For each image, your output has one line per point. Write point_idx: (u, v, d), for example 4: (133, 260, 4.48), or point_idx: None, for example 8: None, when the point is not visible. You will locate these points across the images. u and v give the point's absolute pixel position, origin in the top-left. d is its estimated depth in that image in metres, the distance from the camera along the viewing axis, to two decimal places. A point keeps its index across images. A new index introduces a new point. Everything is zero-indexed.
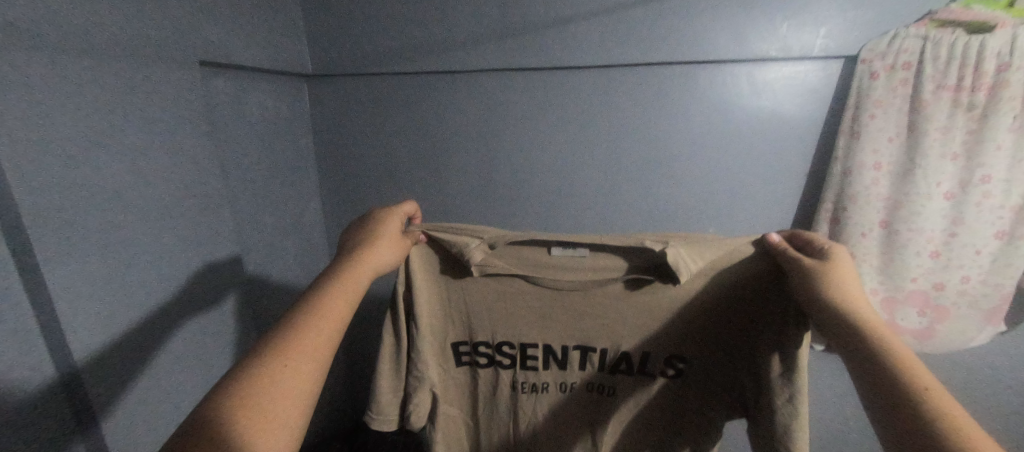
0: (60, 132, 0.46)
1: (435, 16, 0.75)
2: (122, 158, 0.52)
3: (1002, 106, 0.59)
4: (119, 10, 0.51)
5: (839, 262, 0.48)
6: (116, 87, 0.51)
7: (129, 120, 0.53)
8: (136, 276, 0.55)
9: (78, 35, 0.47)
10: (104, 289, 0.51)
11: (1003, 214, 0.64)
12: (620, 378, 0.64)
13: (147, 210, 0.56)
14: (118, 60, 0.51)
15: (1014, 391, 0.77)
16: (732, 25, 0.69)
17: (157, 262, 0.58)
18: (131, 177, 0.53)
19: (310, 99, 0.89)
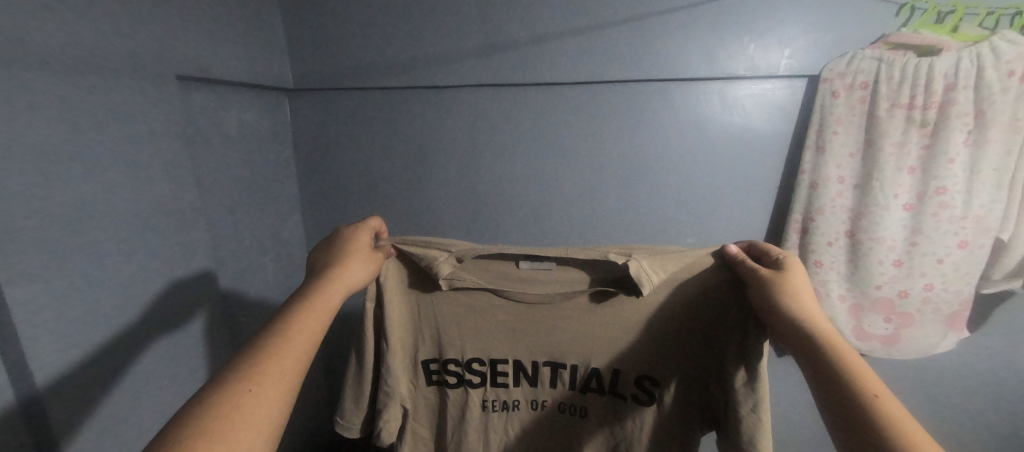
0: (117, 140, 0.57)
1: (420, 37, 0.83)
2: (120, 172, 0.57)
3: (952, 123, 0.59)
4: (134, 38, 0.59)
5: (792, 271, 0.46)
6: (112, 103, 0.56)
7: (117, 134, 0.57)
8: (123, 278, 0.59)
9: (96, 59, 0.54)
10: (146, 270, 0.62)
11: (965, 224, 0.62)
12: (590, 398, 0.59)
13: (130, 218, 0.59)
14: (117, 79, 0.57)
15: (975, 394, 0.79)
16: (699, 45, 0.72)
17: (140, 268, 0.61)
18: (135, 190, 0.60)
19: (290, 113, 0.96)
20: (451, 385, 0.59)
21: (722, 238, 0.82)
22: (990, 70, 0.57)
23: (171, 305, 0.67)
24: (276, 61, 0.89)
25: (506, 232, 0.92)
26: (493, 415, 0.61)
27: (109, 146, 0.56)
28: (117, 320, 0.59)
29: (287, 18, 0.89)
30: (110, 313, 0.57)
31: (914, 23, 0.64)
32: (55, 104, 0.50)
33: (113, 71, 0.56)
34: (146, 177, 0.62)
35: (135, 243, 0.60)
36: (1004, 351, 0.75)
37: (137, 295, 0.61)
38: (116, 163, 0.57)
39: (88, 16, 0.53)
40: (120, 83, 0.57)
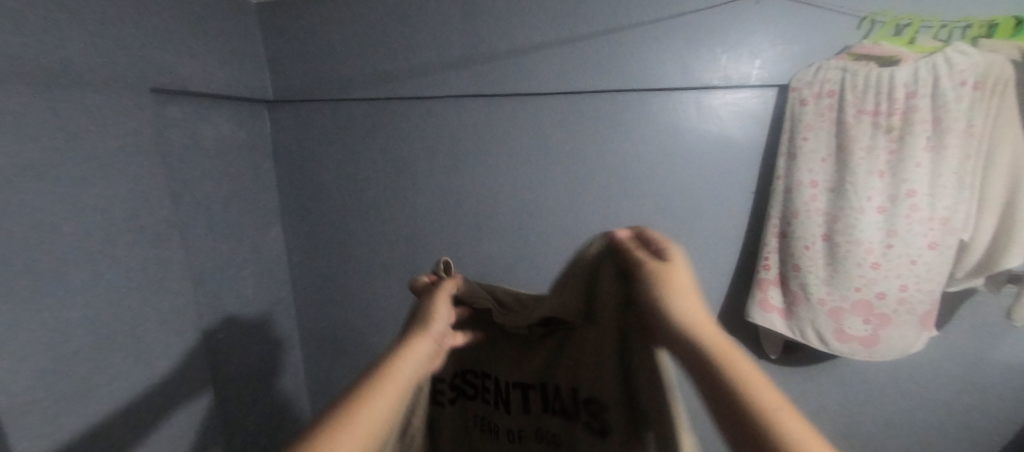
0: (69, 153, 0.56)
1: (400, 49, 0.84)
2: (75, 183, 0.57)
3: (915, 128, 0.61)
4: (97, 49, 0.59)
5: (675, 262, 0.35)
6: (74, 113, 0.56)
7: (77, 144, 0.56)
8: (78, 289, 0.58)
9: (56, 69, 0.54)
10: (99, 288, 0.61)
11: (932, 225, 0.63)
12: (557, 425, 0.49)
13: (88, 231, 0.59)
14: (80, 89, 0.57)
15: (952, 389, 0.81)
16: (673, 55, 0.74)
17: (97, 280, 0.60)
18: (92, 201, 0.59)
19: (271, 126, 0.96)
20: (446, 400, 0.52)
21: (702, 244, 0.84)
22: (947, 78, 0.59)
23: (129, 324, 0.65)
24: (255, 73, 0.89)
25: (491, 242, 0.92)
26: (478, 440, 0.53)
27: (55, 159, 0.54)
28: (66, 342, 0.57)
29: (267, 31, 0.89)
30: (56, 334, 0.55)
31: (875, 35, 0.67)
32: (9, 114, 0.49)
33: (67, 82, 0.55)
34: (101, 191, 0.60)
35: (85, 260, 0.59)
36: (972, 348, 0.77)
37: (85, 314, 0.59)
38: (66, 178, 0.55)
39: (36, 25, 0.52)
40: (75, 95, 0.56)
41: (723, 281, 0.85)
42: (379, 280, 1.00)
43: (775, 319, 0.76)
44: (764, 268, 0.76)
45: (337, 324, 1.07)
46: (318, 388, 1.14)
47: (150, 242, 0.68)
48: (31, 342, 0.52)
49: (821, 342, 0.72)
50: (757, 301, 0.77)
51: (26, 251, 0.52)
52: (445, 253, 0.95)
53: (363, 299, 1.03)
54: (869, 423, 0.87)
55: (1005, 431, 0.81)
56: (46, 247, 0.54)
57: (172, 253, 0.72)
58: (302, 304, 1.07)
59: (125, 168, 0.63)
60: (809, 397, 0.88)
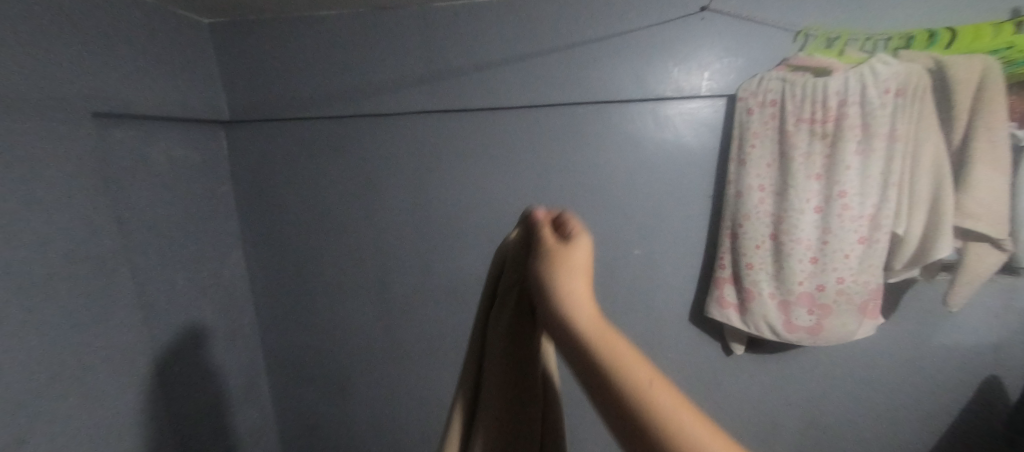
0: (17, 185, 0.53)
1: (362, 66, 0.83)
2: (20, 216, 0.53)
3: (846, 134, 0.66)
4: (43, 76, 0.56)
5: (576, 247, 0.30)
6: (20, 144, 0.53)
7: (23, 177, 0.53)
8: (23, 331, 0.54)
9: (5, 101, 0.51)
10: (47, 327, 0.57)
11: (861, 223, 0.68)
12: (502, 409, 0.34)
13: (32, 267, 0.55)
14: (27, 120, 0.54)
15: (901, 374, 0.86)
16: (629, 69, 0.77)
17: (40, 319, 0.56)
18: (37, 235, 0.55)
19: (228, 146, 0.93)
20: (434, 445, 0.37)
21: (666, 248, 0.86)
22: (873, 87, 0.64)
23: (77, 365, 0.61)
24: (210, 93, 0.86)
25: (461, 257, 0.92)
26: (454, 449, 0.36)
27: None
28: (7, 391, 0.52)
29: (222, 49, 0.87)
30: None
31: (809, 47, 0.72)
32: None
33: (17, 112, 0.53)
34: (46, 225, 0.56)
35: (27, 299, 0.55)
36: (916, 334, 0.82)
37: (26, 358, 0.54)
38: (6, 211, 0.52)
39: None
40: (24, 124, 0.53)
41: (687, 284, 0.88)
42: (349, 299, 0.98)
43: (731, 315, 0.79)
44: (719, 267, 0.79)
45: (306, 348, 1.03)
46: (288, 417, 1.10)
47: (96, 274, 0.64)
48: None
49: (773, 333, 0.76)
50: (715, 298, 0.80)
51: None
52: (416, 269, 0.94)
53: (332, 321, 1.00)
54: (831, 413, 0.91)
55: (950, 410, 0.87)
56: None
57: (121, 285, 0.68)
58: (267, 330, 1.03)
59: (67, 198, 0.59)
60: (775, 392, 0.92)
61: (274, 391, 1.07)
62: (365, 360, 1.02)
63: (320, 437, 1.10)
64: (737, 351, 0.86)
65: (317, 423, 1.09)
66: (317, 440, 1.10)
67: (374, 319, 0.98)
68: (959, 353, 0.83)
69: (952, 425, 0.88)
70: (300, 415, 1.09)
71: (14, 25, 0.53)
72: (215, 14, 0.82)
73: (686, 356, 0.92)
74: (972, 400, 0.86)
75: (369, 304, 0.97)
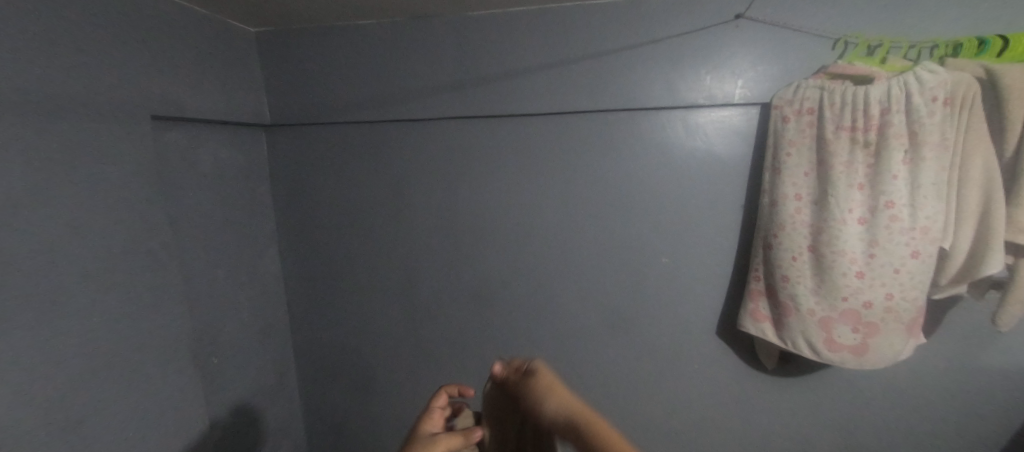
0: (76, 180, 0.57)
1: (395, 72, 0.86)
2: (77, 208, 0.57)
3: (891, 142, 0.63)
4: (106, 80, 0.61)
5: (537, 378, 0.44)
6: (79, 141, 0.57)
7: (79, 171, 0.58)
8: (76, 315, 0.58)
9: (69, 100, 0.56)
10: (96, 315, 0.60)
11: (913, 236, 0.64)
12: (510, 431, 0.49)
13: (87, 257, 0.59)
14: (87, 119, 0.58)
15: (944, 395, 0.82)
16: (661, 76, 0.77)
17: (92, 306, 0.60)
18: (92, 227, 0.59)
19: (266, 149, 0.97)
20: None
21: (694, 258, 0.85)
22: (920, 94, 0.61)
23: (124, 352, 0.64)
24: (253, 98, 0.91)
25: (487, 259, 0.93)
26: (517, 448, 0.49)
27: (61, 184, 0.56)
28: (54, 373, 0.55)
29: (265, 57, 0.91)
30: (39, 365, 0.54)
31: (849, 55, 0.71)
32: (28, 142, 0.52)
33: (73, 111, 0.57)
34: (94, 216, 0.60)
35: (83, 287, 0.58)
36: (959, 354, 0.79)
37: (75, 343, 0.57)
38: (65, 203, 0.56)
39: (39, 54, 0.53)
40: (78, 121, 0.57)
41: (716, 294, 0.86)
42: (375, 298, 1.00)
43: (766, 328, 0.78)
44: (754, 279, 0.79)
45: (333, 346, 1.06)
46: (315, 412, 1.12)
47: (142, 267, 0.67)
48: (10, 376, 0.50)
49: (812, 351, 0.73)
50: (749, 311, 0.79)
51: (8, 282, 0.50)
52: (442, 270, 0.95)
53: (359, 319, 1.02)
54: (868, 433, 0.87)
55: (997, 437, 0.82)
56: (34, 275, 0.53)
57: (166, 278, 0.71)
58: (297, 327, 1.07)
59: (117, 193, 0.63)
60: (806, 409, 0.89)
61: (303, 386, 1.11)
62: (389, 360, 1.04)
63: (344, 434, 1.12)
64: (767, 365, 0.84)
65: (342, 420, 1.11)
66: (341, 435, 1.13)
67: (400, 321, 1.00)
68: (1009, 376, 0.78)
69: None
70: (325, 411, 1.12)
71: (83, 33, 0.58)
72: (259, 23, 0.87)
73: (714, 367, 0.90)
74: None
75: (396, 304, 0.99)
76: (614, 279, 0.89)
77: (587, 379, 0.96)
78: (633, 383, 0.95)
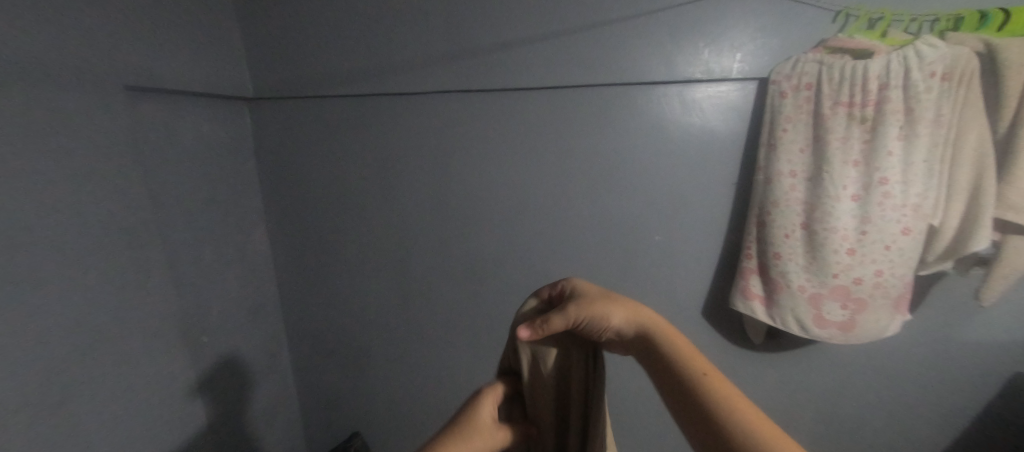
0: (52, 153, 0.55)
1: (383, 43, 0.82)
2: (54, 182, 0.55)
3: (888, 118, 0.62)
4: (78, 47, 0.58)
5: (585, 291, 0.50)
6: (53, 111, 0.55)
7: (55, 142, 0.55)
8: (58, 293, 0.56)
9: (39, 66, 0.53)
10: (75, 293, 0.58)
11: (905, 212, 0.64)
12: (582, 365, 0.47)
13: (65, 234, 0.57)
14: (61, 88, 0.56)
15: (922, 368, 0.84)
16: (658, 49, 0.75)
17: (73, 285, 0.58)
18: (71, 203, 0.57)
19: (251, 124, 0.94)
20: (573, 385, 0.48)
21: (686, 236, 0.85)
22: (918, 70, 0.61)
23: (109, 330, 0.63)
24: (234, 70, 0.87)
25: (479, 238, 0.92)
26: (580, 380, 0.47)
27: (37, 156, 0.53)
28: (39, 351, 0.55)
29: (245, 25, 0.87)
30: (22, 342, 0.53)
31: (849, 29, 0.69)
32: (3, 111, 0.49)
33: (42, 77, 0.54)
34: (70, 190, 0.57)
35: (63, 264, 0.57)
36: (940, 329, 0.81)
37: (55, 322, 0.56)
38: (41, 177, 0.54)
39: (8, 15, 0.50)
40: (49, 89, 0.54)
41: (708, 273, 0.87)
42: (367, 277, 0.99)
43: (756, 307, 0.78)
44: (746, 257, 0.78)
45: (325, 325, 1.05)
46: (309, 390, 1.13)
47: (123, 244, 0.65)
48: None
49: (801, 328, 0.74)
50: (739, 289, 0.79)
51: None
52: (434, 249, 0.94)
53: (351, 298, 1.02)
54: (848, 405, 0.90)
55: (969, 408, 0.86)
56: (7, 252, 0.51)
57: (149, 256, 0.70)
58: (289, 306, 1.06)
59: (92, 166, 0.60)
60: (790, 383, 0.91)
61: (296, 365, 1.11)
62: (383, 339, 1.04)
63: (338, 411, 1.13)
64: (756, 342, 0.86)
65: (336, 398, 1.12)
66: (334, 412, 1.14)
67: (392, 300, 1.00)
68: (986, 350, 0.80)
69: (970, 424, 0.87)
70: (318, 389, 1.13)
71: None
72: None
73: (702, 344, 0.92)
74: (995, 399, 0.84)
75: (388, 282, 0.99)
76: (606, 257, 0.89)
77: None
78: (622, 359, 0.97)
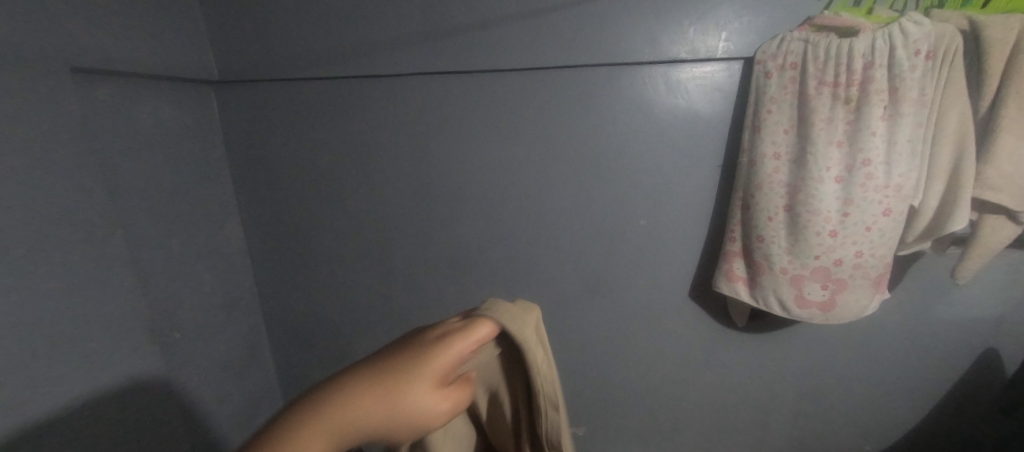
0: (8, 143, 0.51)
1: (355, 23, 0.78)
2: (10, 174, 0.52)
3: (872, 98, 0.61)
4: (26, 28, 0.54)
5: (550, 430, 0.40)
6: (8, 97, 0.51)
7: (9, 131, 0.52)
8: (20, 292, 0.54)
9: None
10: (33, 294, 0.55)
11: (886, 193, 0.64)
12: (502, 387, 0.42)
13: (24, 229, 0.54)
14: (15, 71, 0.52)
15: (898, 346, 0.86)
16: (642, 27, 0.72)
17: (34, 282, 0.55)
18: (28, 196, 0.54)
19: (219, 109, 0.89)
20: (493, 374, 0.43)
21: (670, 220, 0.85)
22: (903, 49, 0.59)
23: (77, 328, 0.61)
24: (196, 51, 0.82)
25: (461, 225, 0.90)
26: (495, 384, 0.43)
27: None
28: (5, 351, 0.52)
29: (207, 4, 0.82)
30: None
31: (835, 6, 0.67)
32: None
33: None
34: (24, 184, 0.53)
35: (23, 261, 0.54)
36: (917, 307, 0.82)
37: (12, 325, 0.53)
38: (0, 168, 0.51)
39: None
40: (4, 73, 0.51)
41: (692, 257, 0.87)
42: (348, 267, 0.97)
43: (740, 288, 0.79)
44: (730, 240, 0.79)
45: (307, 317, 1.03)
46: (292, 383, 1.12)
47: (82, 238, 0.61)
48: None
49: (782, 308, 0.75)
50: (723, 272, 0.80)
51: None
52: (415, 237, 0.92)
53: (332, 289, 1.00)
54: (826, 383, 0.92)
55: (942, 383, 0.88)
56: None
57: (114, 251, 0.67)
58: (268, 298, 1.03)
59: (46, 156, 0.56)
60: (771, 364, 0.93)
61: (277, 358, 1.09)
62: (366, 329, 1.02)
63: None
64: (739, 324, 0.86)
65: None
66: None
67: (374, 290, 0.98)
68: (958, 327, 0.82)
69: (941, 398, 0.90)
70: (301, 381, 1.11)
71: None
72: None
73: (685, 327, 0.92)
74: (966, 373, 0.86)
75: (369, 272, 0.97)
76: (589, 243, 0.88)
77: (563, 340, 0.98)
78: (606, 344, 0.97)
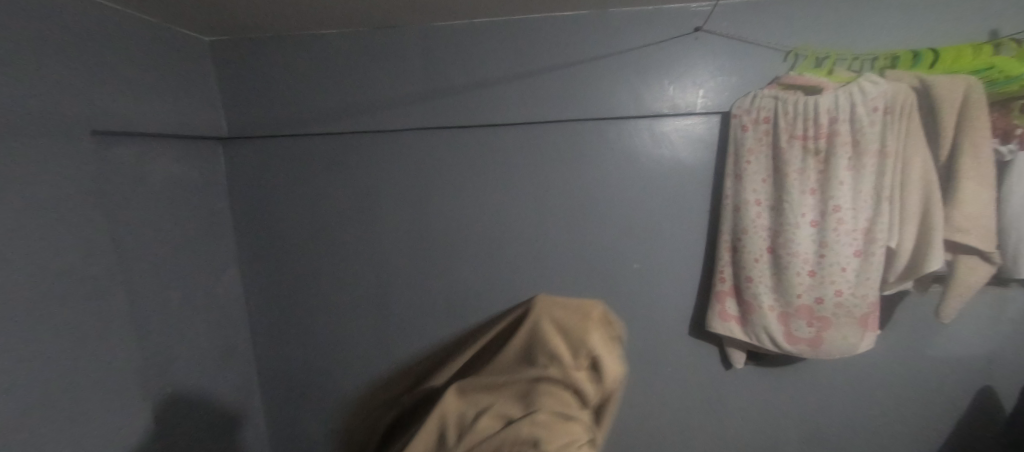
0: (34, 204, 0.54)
1: (359, 84, 0.84)
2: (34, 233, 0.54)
3: (838, 149, 0.67)
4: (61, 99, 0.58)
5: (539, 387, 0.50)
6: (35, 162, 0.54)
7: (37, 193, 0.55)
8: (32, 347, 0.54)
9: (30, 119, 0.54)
10: (41, 348, 0.55)
11: (856, 236, 0.68)
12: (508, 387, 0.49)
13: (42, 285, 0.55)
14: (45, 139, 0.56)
15: (897, 384, 0.86)
16: (625, 86, 0.78)
17: (46, 337, 0.56)
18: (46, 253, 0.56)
19: (225, 162, 0.93)
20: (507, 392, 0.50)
21: (664, 263, 0.87)
22: (862, 106, 0.65)
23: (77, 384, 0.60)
24: (208, 111, 0.87)
25: (459, 269, 0.92)
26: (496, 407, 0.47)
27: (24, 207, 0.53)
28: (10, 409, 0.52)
29: (222, 67, 0.88)
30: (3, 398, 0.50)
31: (799, 67, 0.74)
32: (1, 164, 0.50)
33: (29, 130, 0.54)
34: (42, 241, 0.55)
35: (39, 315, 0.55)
36: (908, 345, 0.84)
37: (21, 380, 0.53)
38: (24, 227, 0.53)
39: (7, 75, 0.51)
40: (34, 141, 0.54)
41: (687, 299, 0.88)
42: (344, 312, 0.97)
43: (733, 327, 0.80)
44: (719, 280, 0.80)
45: (300, 364, 1.01)
46: (282, 436, 1.07)
47: (90, 291, 0.62)
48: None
49: (773, 345, 0.76)
50: (716, 312, 0.80)
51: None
52: (412, 281, 0.93)
53: (327, 335, 0.99)
54: (829, 425, 0.91)
55: (945, 423, 0.87)
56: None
57: (118, 304, 0.67)
58: (261, 347, 1.02)
59: (59, 212, 0.58)
60: (773, 405, 0.92)
61: (268, 410, 1.06)
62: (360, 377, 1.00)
63: None
64: (737, 364, 0.87)
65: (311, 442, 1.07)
66: None
67: (370, 336, 0.98)
68: (952, 364, 0.83)
69: (947, 437, 0.88)
70: (291, 435, 1.07)
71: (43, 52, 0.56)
72: (217, 32, 0.83)
73: (685, 369, 0.92)
74: (968, 410, 0.86)
75: (365, 317, 0.97)
76: (585, 286, 0.90)
77: None
78: None
